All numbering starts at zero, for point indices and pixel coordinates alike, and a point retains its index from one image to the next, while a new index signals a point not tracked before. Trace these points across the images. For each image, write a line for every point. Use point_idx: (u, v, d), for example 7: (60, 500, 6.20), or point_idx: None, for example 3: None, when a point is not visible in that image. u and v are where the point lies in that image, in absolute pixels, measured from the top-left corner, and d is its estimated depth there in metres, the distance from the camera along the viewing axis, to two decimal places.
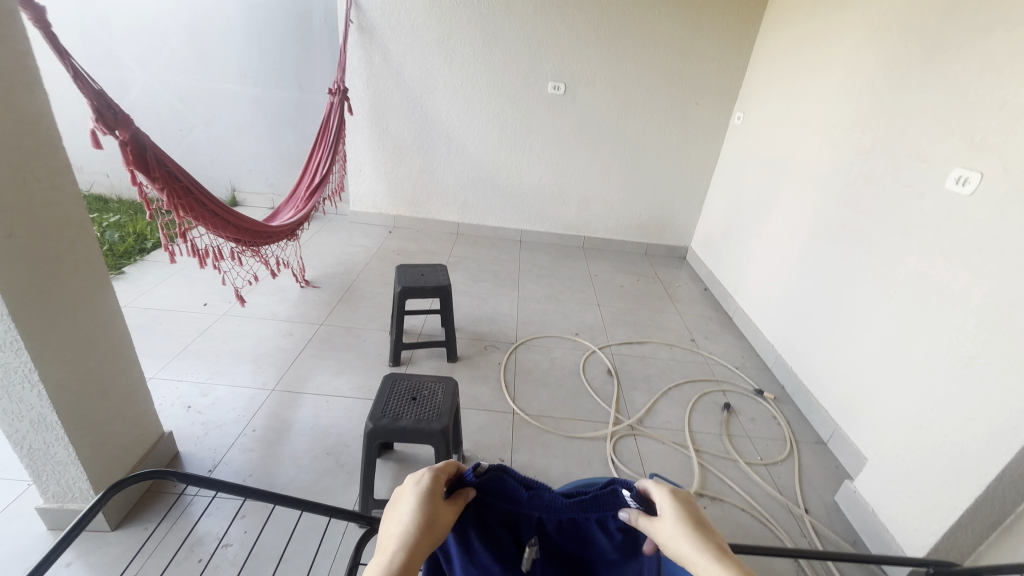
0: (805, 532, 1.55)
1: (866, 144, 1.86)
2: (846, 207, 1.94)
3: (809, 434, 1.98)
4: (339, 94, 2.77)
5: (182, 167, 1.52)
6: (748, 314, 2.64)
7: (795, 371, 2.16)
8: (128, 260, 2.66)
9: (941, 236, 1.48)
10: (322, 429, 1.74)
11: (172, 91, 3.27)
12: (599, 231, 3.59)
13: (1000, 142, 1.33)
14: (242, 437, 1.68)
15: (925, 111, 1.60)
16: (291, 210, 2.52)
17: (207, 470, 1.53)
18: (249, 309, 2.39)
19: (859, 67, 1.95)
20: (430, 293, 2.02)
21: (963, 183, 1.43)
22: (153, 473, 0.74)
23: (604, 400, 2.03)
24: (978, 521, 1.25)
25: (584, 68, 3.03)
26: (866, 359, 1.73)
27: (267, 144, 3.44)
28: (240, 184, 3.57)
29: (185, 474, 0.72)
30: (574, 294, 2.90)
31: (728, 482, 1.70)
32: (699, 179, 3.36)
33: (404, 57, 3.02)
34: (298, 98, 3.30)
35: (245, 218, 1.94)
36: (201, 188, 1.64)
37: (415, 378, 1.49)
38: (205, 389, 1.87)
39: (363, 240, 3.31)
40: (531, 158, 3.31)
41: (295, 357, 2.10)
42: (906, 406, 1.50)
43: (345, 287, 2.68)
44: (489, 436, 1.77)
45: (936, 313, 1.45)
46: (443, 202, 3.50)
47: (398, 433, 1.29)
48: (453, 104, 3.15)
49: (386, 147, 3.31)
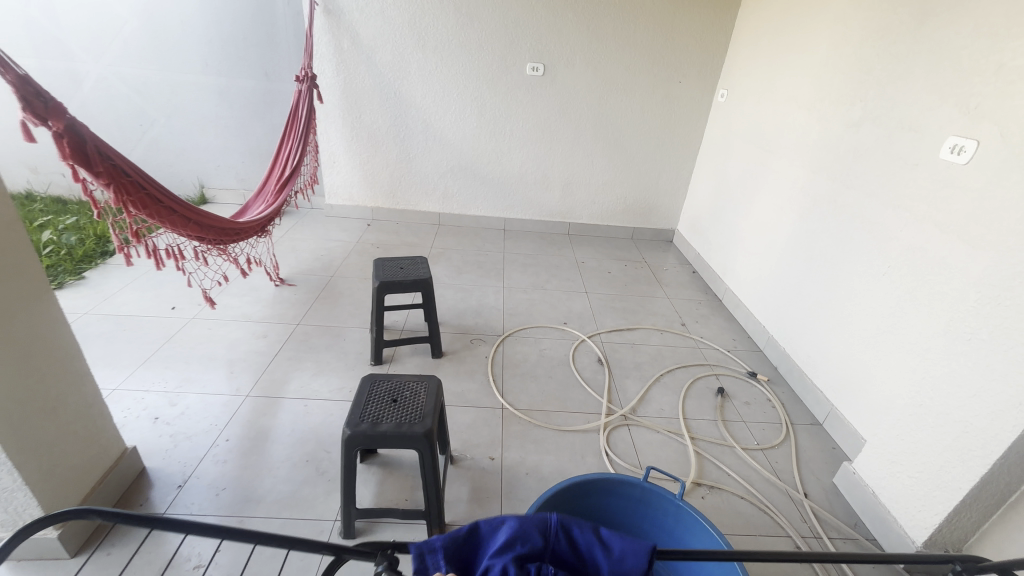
0: (806, 517, 1.51)
1: (856, 116, 1.81)
2: (836, 182, 1.89)
3: (804, 415, 1.94)
4: (306, 81, 2.63)
5: (130, 161, 1.40)
6: (738, 296, 2.59)
7: (788, 352, 2.13)
8: (88, 264, 2.52)
9: (936, 209, 1.43)
10: (301, 436, 1.64)
11: (129, 83, 3.09)
12: (584, 217, 3.51)
13: (997, 108, 1.28)
14: (214, 447, 1.58)
15: (917, 80, 1.54)
16: (261, 205, 2.39)
17: (177, 486, 1.44)
18: (221, 311, 2.27)
19: (846, 37, 1.89)
20: (411, 287, 1.93)
21: (958, 152, 1.37)
22: (71, 514, 0.61)
23: (595, 390, 1.97)
24: (982, 500, 1.22)
25: (563, 48, 2.92)
26: (862, 338, 1.69)
27: (235, 138, 3.28)
28: (208, 180, 3.40)
29: (110, 513, 0.61)
30: (561, 282, 2.83)
31: (725, 470, 1.65)
32: (684, 160, 3.29)
33: (375, 40, 2.88)
34: (265, 88, 3.14)
35: (209, 215, 1.82)
36: (154, 183, 1.52)
37: (396, 378, 1.40)
38: (174, 398, 1.75)
39: (341, 235, 3.19)
40: (512, 144, 3.21)
41: (271, 359, 1.99)
42: (905, 385, 1.46)
43: (322, 284, 2.57)
44: (478, 435, 1.70)
45: (933, 289, 1.40)
46: (423, 192, 3.38)
47: (379, 439, 1.20)
48: (429, 89, 3.02)
49: (360, 137, 3.17)
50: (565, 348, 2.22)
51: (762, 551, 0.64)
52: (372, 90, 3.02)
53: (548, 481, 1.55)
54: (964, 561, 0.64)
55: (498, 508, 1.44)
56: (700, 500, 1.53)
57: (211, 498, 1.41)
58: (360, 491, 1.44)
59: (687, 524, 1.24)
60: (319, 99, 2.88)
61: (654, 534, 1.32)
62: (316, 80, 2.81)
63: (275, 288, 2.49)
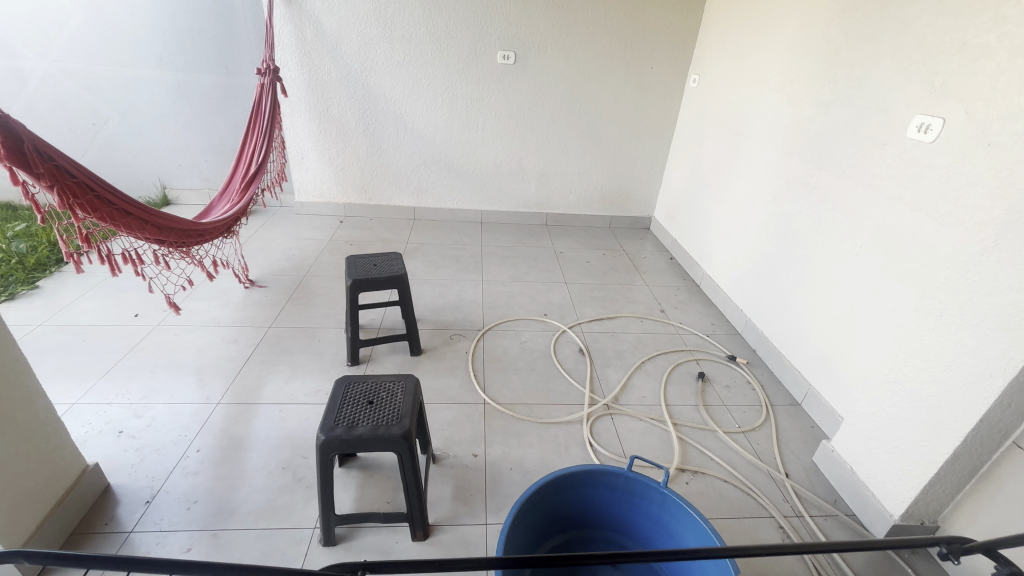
0: (788, 497, 1.53)
1: (825, 98, 1.81)
2: (807, 164, 1.90)
3: (783, 395, 1.97)
4: (269, 74, 2.52)
5: (75, 160, 1.32)
6: (715, 281, 2.61)
7: (765, 334, 2.15)
8: (43, 272, 2.39)
9: (905, 186, 1.45)
10: (276, 442, 1.59)
11: (79, 79, 2.92)
12: (561, 207, 3.49)
13: (961, 85, 1.29)
14: (184, 459, 1.51)
15: (883, 59, 1.55)
16: (225, 204, 2.30)
17: (144, 502, 1.37)
18: (188, 316, 2.18)
19: (813, 18, 1.89)
20: (385, 284, 1.87)
21: (925, 131, 1.38)
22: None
23: (578, 381, 1.95)
24: (956, 473, 1.25)
25: (533, 35, 2.87)
26: (836, 318, 1.71)
27: (196, 136, 3.15)
28: (170, 181, 3.26)
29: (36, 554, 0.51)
30: (540, 274, 2.80)
31: (708, 454, 1.66)
32: (658, 146, 3.29)
33: (339, 30, 2.78)
34: (224, 82, 3.01)
35: (168, 217, 1.74)
36: (104, 184, 1.43)
37: (372, 379, 1.36)
38: (139, 410, 1.67)
39: (313, 233, 3.10)
40: (485, 134, 3.16)
41: (242, 364, 1.92)
42: (879, 362, 1.48)
43: (294, 285, 2.49)
44: (460, 432, 1.67)
45: (904, 266, 1.42)
46: (397, 187, 3.31)
47: (355, 444, 1.16)
48: (398, 80, 2.94)
49: (328, 131, 3.08)
50: (545, 339, 2.20)
51: (756, 545, 0.60)
52: (339, 83, 2.92)
53: (532, 475, 1.53)
54: (947, 541, 0.64)
55: (484, 505, 1.42)
56: (685, 486, 1.53)
57: (182, 512, 1.35)
58: (340, 496, 1.40)
59: (673, 512, 1.23)
60: (283, 92, 2.77)
61: (640, 522, 1.31)
62: (279, 73, 2.70)
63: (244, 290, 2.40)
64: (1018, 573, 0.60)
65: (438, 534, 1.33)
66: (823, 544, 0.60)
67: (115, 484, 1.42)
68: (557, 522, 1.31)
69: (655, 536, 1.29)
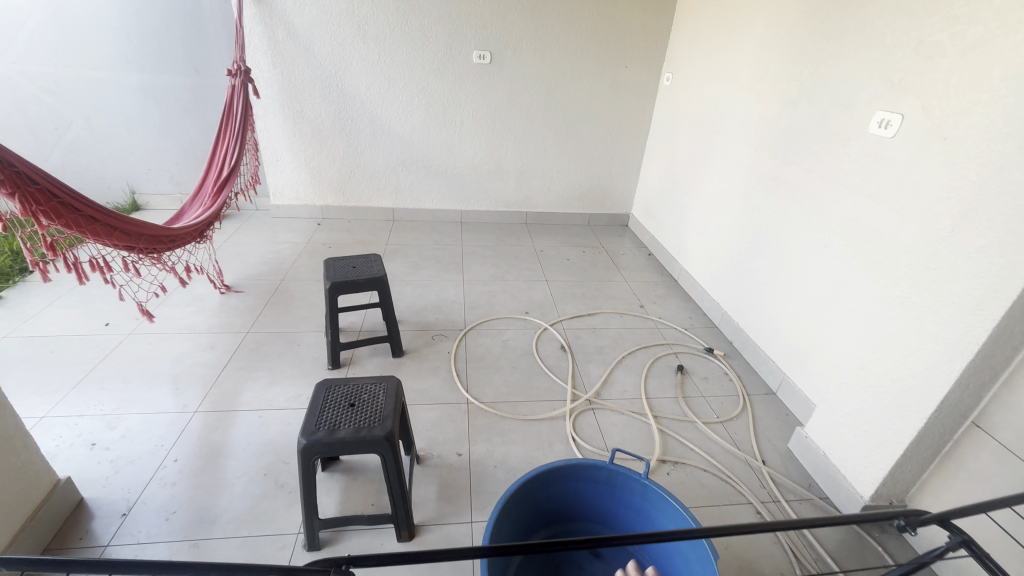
0: (765, 484, 1.57)
1: (792, 96, 1.87)
2: (776, 159, 1.96)
3: (759, 385, 2.02)
4: (240, 75, 2.47)
5: (37, 167, 1.28)
6: (692, 276, 2.67)
7: (741, 326, 2.21)
8: (6, 283, 2.30)
9: (869, 180, 1.50)
10: (257, 449, 1.57)
11: (40, 82, 2.82)
12: (540, 205, 3.51)
13: (918, 82, 1.35)
14: (162, 469, 1.48)
15: (845, 58, 1.61)
16: (198, 209, 2.25)
17: (121, 515, 1.34)
18: (162, 324, 2.13)
19: (780, 18, 1.94)
20: (365, 286, 1.86)
21: (885, 126, 1.44)
22: None
23: (560, 377, 1.98)
24: (920, 454, 1.30)
25: (508, 35, 2.88)
26: (807, 308, 1.77)
27: (166, 139, 3.07)
28: (139, 185, 3.18)
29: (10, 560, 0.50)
30: (521, 272, 2.82)
31: (687, 445, 1.70)
32: (634, 144, 3.34)
33: (312, 30, 2.74)
34: (194, 83, 2.94)
35: (138, 222, 1.69)
36: (69, 191, 1.39)
37: (352, 382, 1.35)
38: (113, 420, 1.63)
39: (290, 236, 3.05)
40: (463, 134, 3.16)
41: (220, 371, 1.89)
42: (848, 349, 1.54)
43: (272, 289, 2.46)
44: (444, 431, 1.67)
45: (869, 256, 1.48)
46: (374, 188, 3.28)
47: (337, 446, 1.16)
48: (373, 80, 2.92)
49: (304, 133, 3.04)
50: (527, 337, 2.22)
51: (729, 525, 0.61)
52: (313, 83, 2.88)
53: (517, 471, 1.55)
54: (908, 513, 0.67)
55: (469, 503, 1.43)
56: (666, 476, 1.56)
57: (161, 523, 1.32)
58: (323, 499, 1.39)
59: (654, 502, 1.25)
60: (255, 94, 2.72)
61: (622, 513, 1.33)
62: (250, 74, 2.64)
63: (219, 295, 2.36)
64: (968, 540, 0.66)
65: (424, 534, 1.33)
66: (789, 519, 0.62)
67: (89, 496, 1.38)
68: (541, 516, 1.33)
69: (636, 525, 1.32)
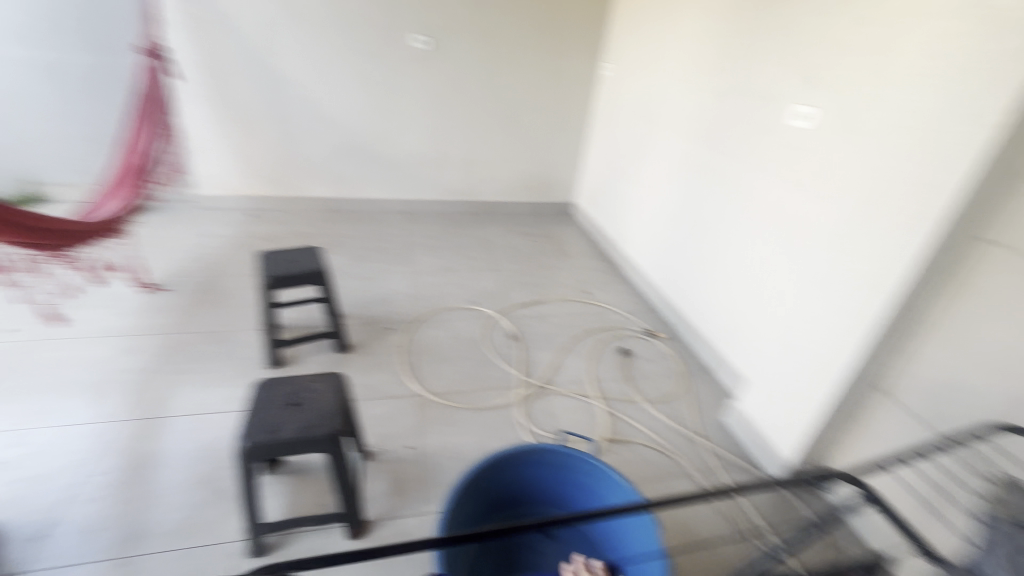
0: (704, 456, 1.68)
1: (722, 88, 1.96)
2: (709, 148, 2.06)
3: (697, 363, 2.15)
4: (155, 54, 2.24)
5: None
6: (634, 261, 2.76)
7: (679, 308, 2.32)
8: None
9: (790, 168, 1.61)
10: (193, 456, 1.48)
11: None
12: (487, 194, 3.50)
13: (831, 77, 1.46)
14: (84, 485, 1.37)
15: (768, 53, 1.71)
16: (114, 202, 2.06)
17: (38, 537, 1.23)
18: (76, 328, 1.95)
19: (710, 12, 2.03)
20: (304, 280, 1.78)
21: (804, 118, 1.55)
22: None
23: (510, 365, 2.00)
24: (834, 419, 1.44)
25: (449, 19, 2.82)
26: (739, 289, 1.88)
27: (70, 123, 2.77)
28: (40, 175, 2.86)
29: None
30: (468, 262, 2.81)
31: (633, 424, 1.78)
32: (577, 132, 3.39)
33: (236, 8, 2.56)
34: (101, 62, 2.67)
35: (39, 219, 1.55)
36: None
37: (294, 381, 1.30)
38: (22, 436, 1.48)
39: (222, 230, 2.86)
40: (404, 121, 3.07)
41: (147, 376, 1.76)
42: (776, 326, 1.66)
43: (203, 286, 2.31)
44: (394, 426, 1.65)
45: (792, 240, 1.60)
46: (313, 178, 3.13)
47: (281, 448, 1.11)
48: (306, 63, 2.77)
49: (231, 118, 2.84)
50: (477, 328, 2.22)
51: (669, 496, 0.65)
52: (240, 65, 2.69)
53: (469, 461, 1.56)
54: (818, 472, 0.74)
55: (421, 495, 1.43)
56: (614, 455, 1.63)
57: (86, 542, 1.23)
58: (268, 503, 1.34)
59: (602, 480, 1.30)
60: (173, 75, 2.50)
61: (572, 494, 1.37)
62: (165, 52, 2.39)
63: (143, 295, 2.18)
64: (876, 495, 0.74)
65: (377, 529, 1.32)
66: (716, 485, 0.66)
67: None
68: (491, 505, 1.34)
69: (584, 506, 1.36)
